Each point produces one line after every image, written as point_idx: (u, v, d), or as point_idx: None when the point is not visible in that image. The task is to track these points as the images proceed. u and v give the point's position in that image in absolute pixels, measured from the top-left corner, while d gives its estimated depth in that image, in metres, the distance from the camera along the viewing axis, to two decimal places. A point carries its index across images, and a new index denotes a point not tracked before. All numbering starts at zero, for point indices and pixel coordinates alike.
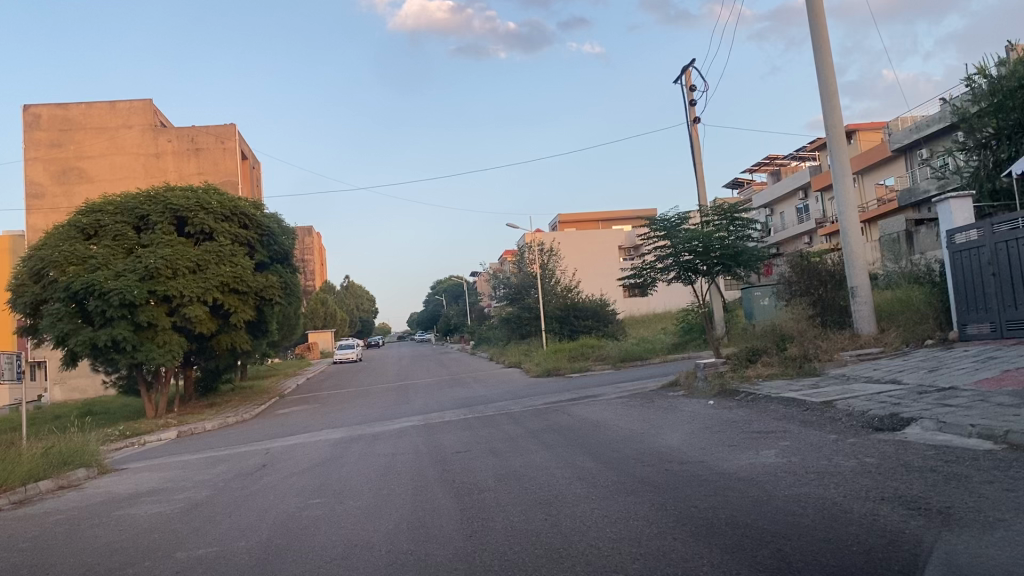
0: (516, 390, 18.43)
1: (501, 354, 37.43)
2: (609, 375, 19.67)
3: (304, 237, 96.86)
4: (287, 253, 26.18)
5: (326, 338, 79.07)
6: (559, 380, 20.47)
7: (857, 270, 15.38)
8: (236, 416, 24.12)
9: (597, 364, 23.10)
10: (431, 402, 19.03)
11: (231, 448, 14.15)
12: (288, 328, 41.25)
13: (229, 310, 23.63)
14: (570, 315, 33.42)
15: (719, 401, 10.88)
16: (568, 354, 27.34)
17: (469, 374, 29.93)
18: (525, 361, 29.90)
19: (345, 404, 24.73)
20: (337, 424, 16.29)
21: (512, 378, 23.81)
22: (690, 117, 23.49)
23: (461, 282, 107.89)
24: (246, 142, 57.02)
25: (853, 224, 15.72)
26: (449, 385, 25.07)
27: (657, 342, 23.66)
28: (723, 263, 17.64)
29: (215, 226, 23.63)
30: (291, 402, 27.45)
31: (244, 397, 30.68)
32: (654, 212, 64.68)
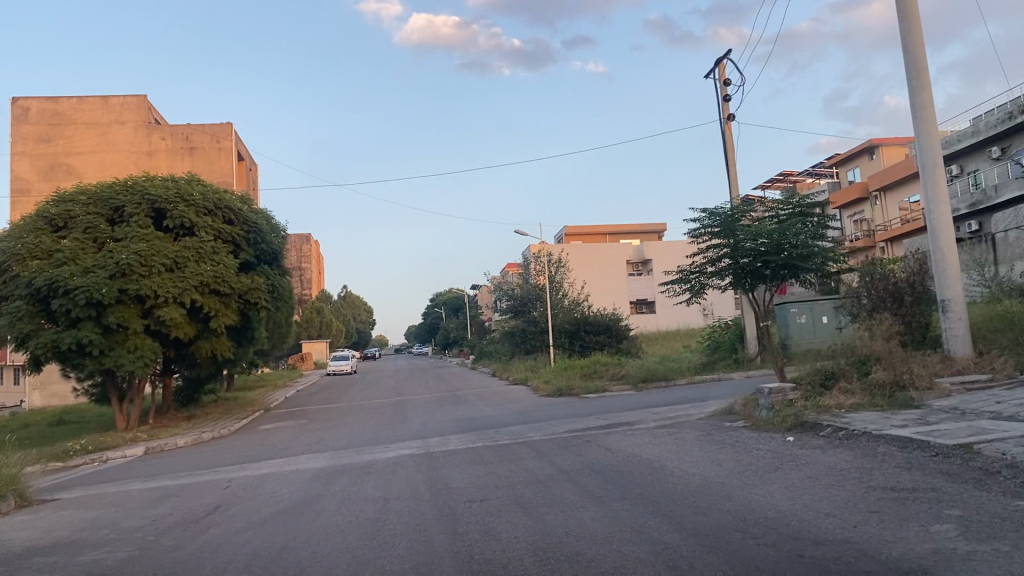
0: (527, 412, 16.22)
1: (505, 370, 35.08)
2: (633, 398, 17.42)
3: (301, 244, 94.65)
4: (276, 253, 23.90)
5: (320, 348, 76.67)
6: (575, 401, 18.24)
7: (952, 283, 13.58)
8: (213, 432, 21.81)
9: (615, 384, 20.83)
10: (431, 423, 16.81)
11: (193, 474, 11.89)
12: (278, 335, 38.91)
13: (210, 313, 21.36)
14: (581, 329, 31.16)
15: (799, 437, 8.67)
16: (580, 372, 25.02)
17: (471, 390, 27.62)
18: (531, 378, 27.63)
19: (334, 421, 22.48)
20: (323, 447, 14.09)
21: (520, 398, 21.58)
22: (724, 115, 21.33)
23: (461, 295, 105.62)
24: (242, 142, 54.79)
25: (944, 228, 13.80)
26: (450, 403, 22.83)
27: (682, 360, 21.38)
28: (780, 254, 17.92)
29: (197, 221, 21.35)
30: (276, 416, 25.19)
31: (227, 409, 28.39)
32: (663, 227, 62.58)
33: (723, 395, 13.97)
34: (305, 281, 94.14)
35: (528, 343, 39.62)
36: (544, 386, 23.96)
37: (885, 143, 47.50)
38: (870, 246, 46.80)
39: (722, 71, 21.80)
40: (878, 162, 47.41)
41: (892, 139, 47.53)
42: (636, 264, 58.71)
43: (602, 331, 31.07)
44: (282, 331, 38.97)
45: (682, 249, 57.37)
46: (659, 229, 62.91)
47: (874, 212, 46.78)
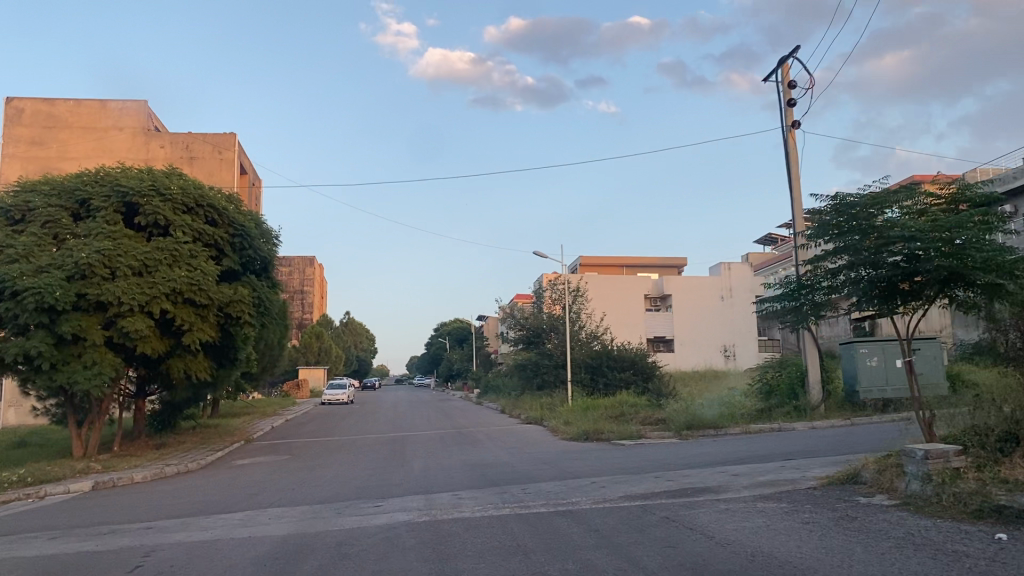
0: (554, 463, 13.15)
1: (516, 407, 31.94)
2: (682, 450, 14.37)
3: (303, 267, 91.96)
4: (264, 263, 20.96)
5: (318, 375, 73.52)
6: (610, 451, 15.15)
7: None
8: (180, 464, 18.69)
9: (652, 431, 17.85)
10: (435, 472, 13.71)
11: (116, 533, 8.81)
12: (269, 358, 35.79)
13: (183, 326, 18.39)
14: (603, 364, 28.13)
15: (1012, 535, 5.59)
16: (605, 414, 21.96)
17: (478, 428, 24.55)
18: (548, 416, 24.63)
19: (322, 459, 19.38)
20: (298, 498, 11.04)
21: (539, 441, 18.46)
22: (788, 121, 18.57)
23: (467, 327, 102.59)
24: (245, 154, 52.21)
25: None
26: (457, 443, 19.77)
27: (731, 403, 18.41)
28: (954, 277, 9.70)
29: (174, 218, 18.44)
30: (256, 450, 22.07)
31: (204, 438, 25.25)
32: (683, 261, 59.67)
33: (852, 449, 11.41)
34: (307, 305, 91.30)
35: (540, 378, 36.62)
36: (564, 428, 20.89)
37: None
38: None
39: (785, 73, 19.03)
40: None
41: None
42: (654, 299, 55.89)
43: (627, 368, 28.03)
44: (273, 354, 35.86)
45: (703, 285, 54.44)
46: (678, 264, 60.00)
47: None
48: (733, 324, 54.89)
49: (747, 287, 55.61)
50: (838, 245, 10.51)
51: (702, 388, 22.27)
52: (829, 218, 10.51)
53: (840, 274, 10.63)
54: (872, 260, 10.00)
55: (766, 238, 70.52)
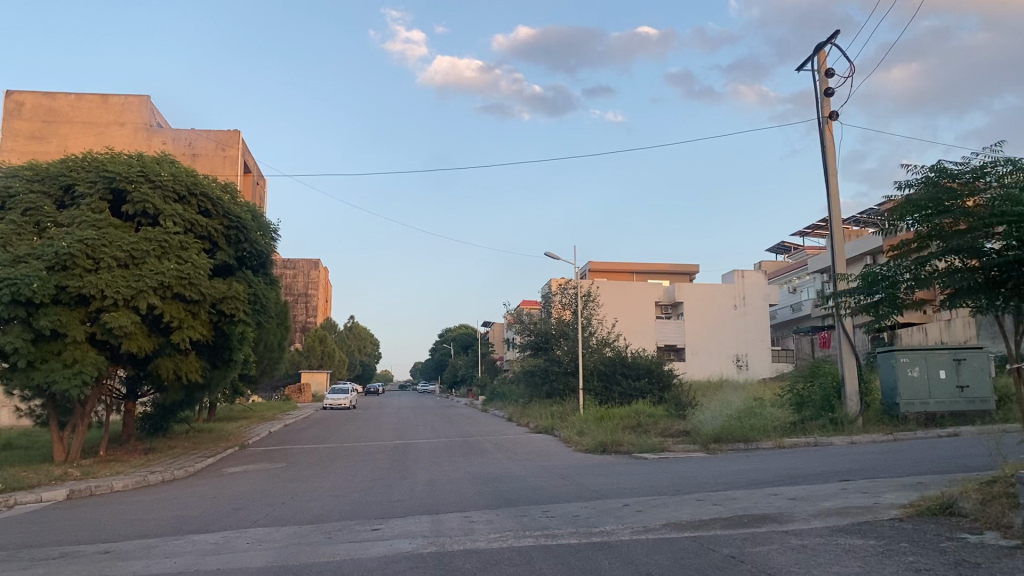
0: (575, 480, 11.83)
1: (524, 415, 30.60)
2: (713, 466, 13.02)
3: (309, 270, 90.95)
4: (262, 258, 19.68)
5: (321, 378, 72.26)
6: (634, 466, 13.81)
7: None
8: (167, 472, 17.36)
9: (676, 444, 16.48)
10: (443, 487, 12.39)
11: (70, 558, 7.51)
12: (269, 360, 34.49)
13: (172, 323, 17.10)
14: (617, 372, 26.73)
15: None
16: (622, 424, 20.61)
17: (486, 437, 23.22)
18: (560, 425, 23.30)
19: (319, 468, 18.11)
20: (288, 515, 9.74)
21: (553, 453, 17.16)
22: (825, 112, 17.33)
23: (473, 333, 101.28)
24: (249, 153, 51.02)
25: None
26: (464, 453, 18.45)
27: (761, 414, 17.01)
28: None
29: (164, 207, 17.17)
30: (249, 457, 20.73)
31: (197, 443, 23.95)
32: (695, 268, 58.31)
33: (918, 470, 10.06)
34: (311, 309, 90.13)
35: (549, 385, 35.37)
36: (579, 439, 19.52)
37: None
38: None
39: (822, 61, 17.79)
40: None
41: None
42: (665, 306, 54.50)
43: (641, 376, 26.65)
44: (273, 357, 34.55)
45: (716, 293, 53.17)
46: (690, 271, 58.60)
47: None
48: (746, 334, 53.43)
49: (760, 295, 54.10)
50: (930, 228, 9.21)
51: (726, 399, 20.89)
52: (922, 197, 9.24)
53: (929, 262, 9.25)
54: (972, 245, 8.65)
55: (779, 246, 69.06)
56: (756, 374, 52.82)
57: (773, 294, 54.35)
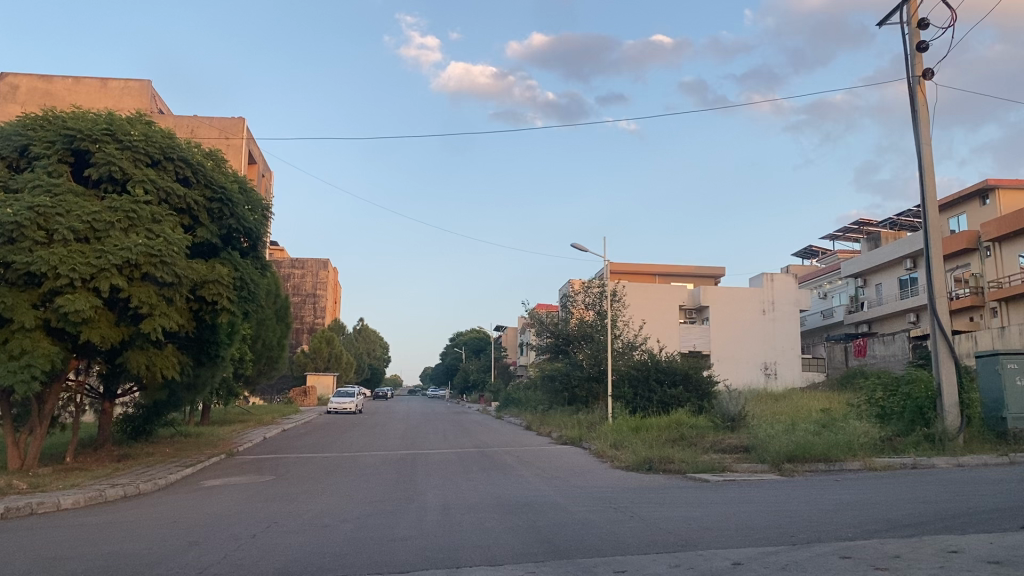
0: (634, 516, 9.13)
1: (545, 423, 27.91)
2: (803, 494, 10.27)
3: (317, 270, 88.37)
4: (251, 237, 17.07)
5: (326, 382, 69.72)
6: (696, 492, 11.08)
7: None
8: (132, 483, 14.65)
9: (739, 464, 13.72)
10: (463, 521, 9.66)
11: None
12: (267, 361, 31.87)
13: (141, 310, 14.46)
14: (650, 377, 23.98)
15: None
16: (663, 437, 17.90)
17: (505, 448, 20.56)
18: (590, 436, 20.63)
19: (314, 482, 15.39)
20: (255, 566, 7.02)
21: (588, 472, 14.43)
22: (919, 70, 14.60)
23: (484, 337, 98.53)
24: (254, 142, 48.52)
25: None
26: (483, 468, 15.76)
27: (838, 427, 14.24)
28: None
29: (133, 172, 14.56)
30: (235, 467, 18.04)
31: (180, 449, 21.30)
32: (720, 271, 55.49)
33: None
34: (319, 310, 87.49)
35: (570, 393, 32.83)
36: (616, 454, 16.79)
37: (1003, 184, 39.96)
38: (976, 304, 39.71)
39: (913, 11, 15.05)
40: (992, 209, 40.09)
41: (1011, 180, 39.88)
42: (689, 310, 51.73)
43: (676, 382, 23.90)
44: (272, 356, 31.93)
45: (744, 297, 50.45)
46: (715, 274, 55.78)
47: (984, 265, 39.31)
48: (774, 341, 50.57)
49: (791, 299, 51.19)
50: None
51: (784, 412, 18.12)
52: None
53: None
54: None
55: (806, 250, 66.18)
56: (786, 382, 49.99)
57: (804, 299, 51.48)
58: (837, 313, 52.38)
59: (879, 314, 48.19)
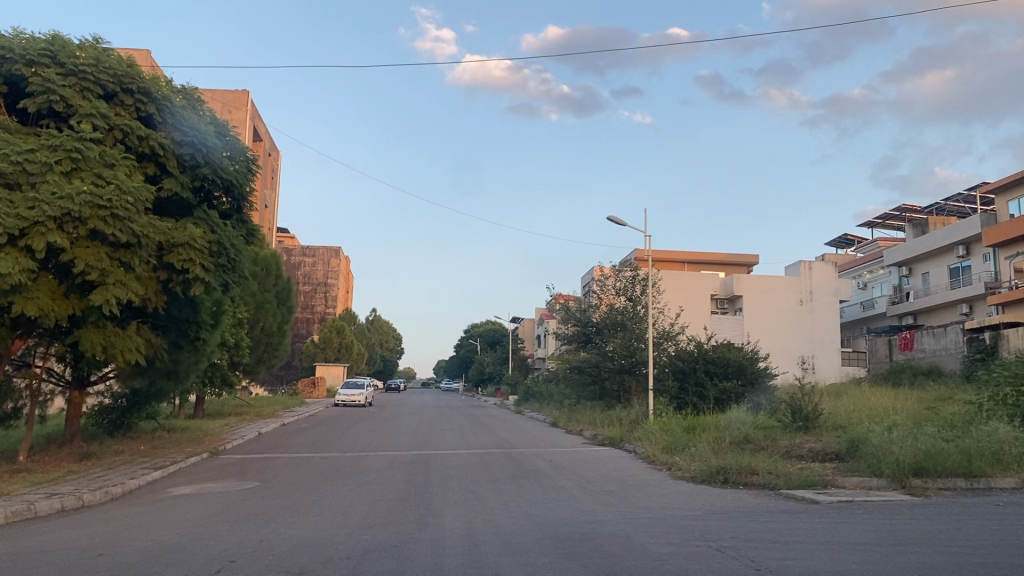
0: (762, 570, 6.10)
1: (573, 421, 24.95)
2: (981, 530, 7.30)
3: (329, 258, 85.55)
4: (232, 194, 14.21)
5: (336, 372, 66.80)
6: (817, 523, 8.04)
7: None
8: (80, 491, 11.73)
9: (845, 477, 10.71)
10: (506, 570, 6.63)
11: None
12: (267, 349, 28.99)
13: (90, 276, 11.57)
14: (698, 369, 21.02)
15: None
16: (727, 440, 14.94)
17: (535, 450, 17.66)
18: (633, 438, 17.69)
19: (307, 492, 12.41)
20: None
21: (649, 485, 11.40)
22: None
23: (500, 330, 95.59)
24: (259, 117, 45.66)
25: None
26: (514, 477, 12.84)
27: (966, 430, 11.21)
28: None
29: (79, 103, 11.67)
30: (216, 470, 15.07)
31: (158, 446, 18.42)
32: (753, 260, 52.32)
33: None
34: (330, 299, 84.72)
35: (599, 386, 29.96)
36: (677, 460, 13.73)
37: None
38: None
39: None
40: None
41: None
42: (721, 300, 48.59)
43: (729, 375, 20.83)
44: (275, 343, 29.05)
45: (778, 286, 47.51)
46: (748, 262, 52.58)
47: None
48: (812, 333, 47.43)
49: (830, 289, 48.01)
50: None
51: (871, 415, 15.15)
52: None
53: None
54: None
55: (841, 240, 62.79)
56: (824, 377, 46.73)
57: (844, 289, 48.25)
58: (879, 304, 49.19)
59: (926, 305, 44.97)
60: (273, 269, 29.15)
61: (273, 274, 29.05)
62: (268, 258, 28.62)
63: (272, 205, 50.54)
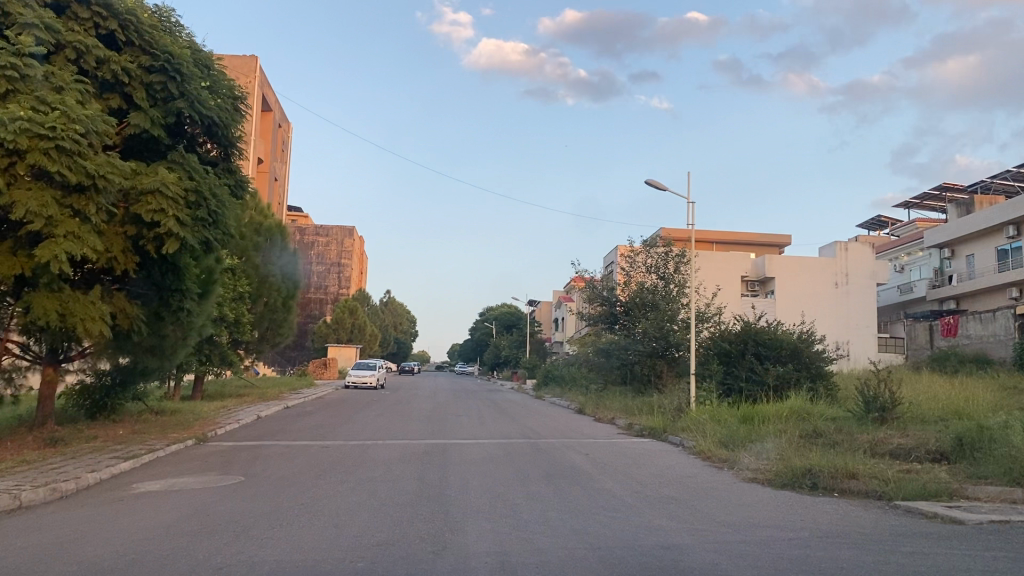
0: None
1: (602, 408, 22.78)
2: None
3: (342, 238, 83.46)
4: (216, 136, 12.04)
5: (348, 353, 64.32)
6: (984, 561, 5.84)
7: None
8: (23, 485, 9.68)
9: (976, 487, 8.41)
10: None
11: None
12: (271, 326, 26.88)
13: (34, 225, 9.43)
14: (747, 352, 18.78)
15: None
16: (796, 436, 12.68)
17: (566, 440, 15.46)
18: (679, 430, 15.45)
19: (299, 488, 10.27)
20: None
21: (719, 492, 9.18)
22: None
23: (517, 313, 93.61)
24: (268, 84, 43.39)
25: None
26: (548, 475, 10.64)
27: None
28: None
29: (19, 11, 9.53)
30: (200, 460, 13.00)
31: (141, 431, 16.35)
32: (784, 240, 49.84)
33: None
34: (343, 280, 82.82)
35: (628, 371, 27.75)
36: (743, 459, 11.46)
37: None
38: None
39: None
40: None
41: None
42: (751, 282, 46.06)
43: (782, 359, 18.57)
44: (279, 320, 26.90)
45: (812, 268, 45.15)
46: (780, 243, 50.11)
47: None
48: (848, 318, 45.03)
49: (867, 272, 45.60)
50: None
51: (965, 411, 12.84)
52: None
53: None
54: None
55: (874, 221, 60.20)
56: (860, 361, 44.13)
57: (882, 271, 45.77)
58: (919, 288, 46.72)
59: (971, 290, 42.45)
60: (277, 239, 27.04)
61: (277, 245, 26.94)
62: (272, 227, 26.53)
63: (281, 179, 48.46)
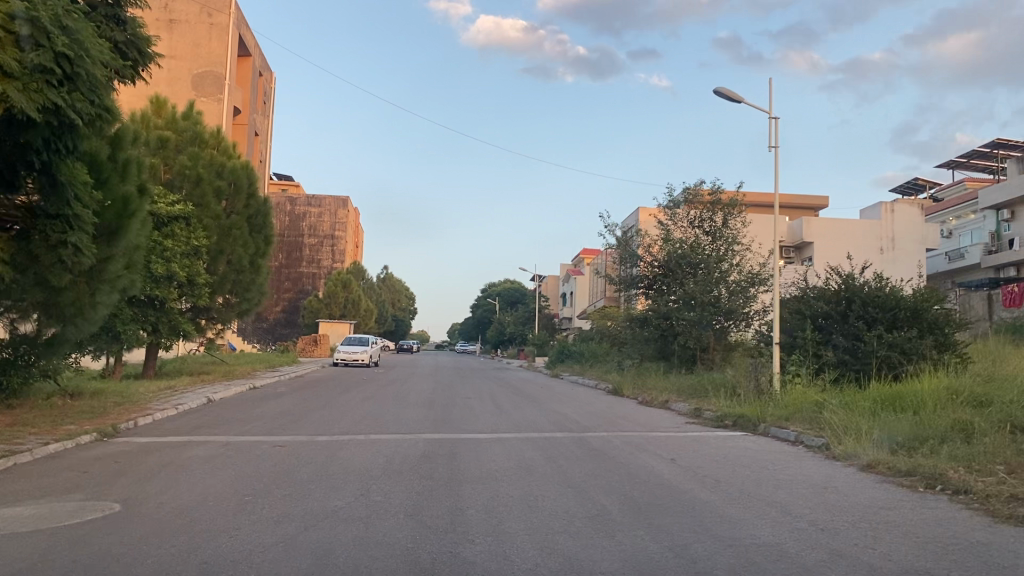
0: None
1: (646, 388, 18.27)
2: None
3: (336, 209, 77.96)
4: None
5: (342, 330, 59.51)
6: None
7: None
8: None
9: None
10: None
11: None
12: (236, 290, 22.17)
13: None
14: (851, 314, 14.26)
15: None
16: (1002, 433, 8.11)
17: (624, 434, 10.93)
18: (787, 421, 10.93)
19: (201, 536, 5.69)
20: None
21: (1012, 566, 4.58)
22: None
23: (522, 288, 89.03)
24: (245, 22, 38.23)
25: None
26: (640, 508, 6.12)
27: None
28: None
29: None
30: (78, 471, 8.41)
31: (32, 419, 11.76)
32: (820, 203, 45.17)
33: None
34: (338, 253, 77.90)
35: (669, 345, 23.23)
36: (955, 478, 6.89)
37: None
38: None
39: None
40: None
41: None
42: (785, 248, 41.45)
43: (897, 324, 13.98)
44: (246, 283, 22.20)
45: (856, 231, 40.49)
46: (816, 205, 45.47)
47: None
48: None
49: (914, 236, 41.01)
50: None
51: None
52: None
53: None
54: None
55: (911, 185, 55.52)
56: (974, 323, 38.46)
57: (933, 235, 41.09)
58: (971, 255, 42.13)
59: None
60: (244, 185, 22.29)
61: (244, 193, 22.18)
62: (237, 171, 21.79)
63: (263, 134, 43.55)
